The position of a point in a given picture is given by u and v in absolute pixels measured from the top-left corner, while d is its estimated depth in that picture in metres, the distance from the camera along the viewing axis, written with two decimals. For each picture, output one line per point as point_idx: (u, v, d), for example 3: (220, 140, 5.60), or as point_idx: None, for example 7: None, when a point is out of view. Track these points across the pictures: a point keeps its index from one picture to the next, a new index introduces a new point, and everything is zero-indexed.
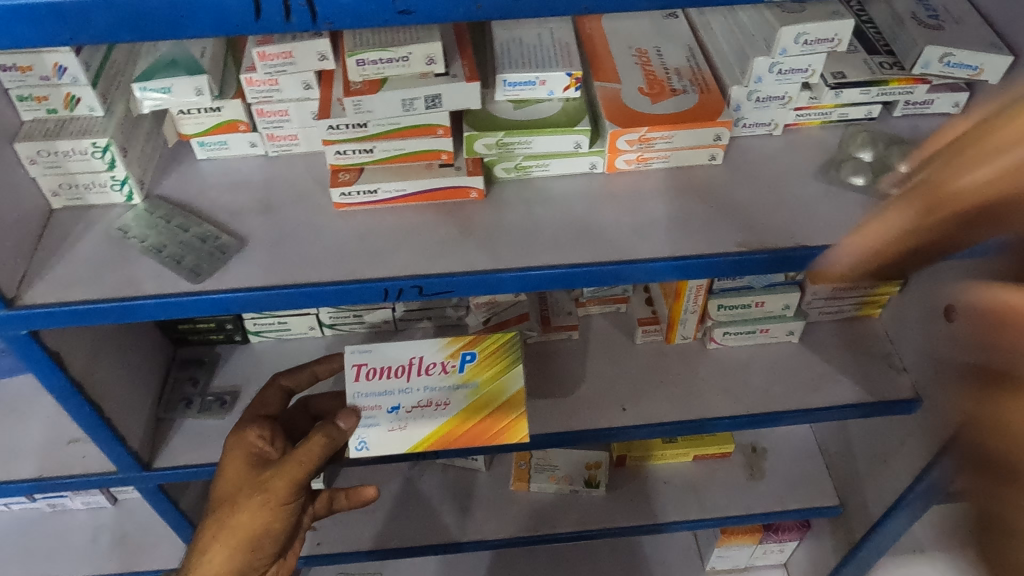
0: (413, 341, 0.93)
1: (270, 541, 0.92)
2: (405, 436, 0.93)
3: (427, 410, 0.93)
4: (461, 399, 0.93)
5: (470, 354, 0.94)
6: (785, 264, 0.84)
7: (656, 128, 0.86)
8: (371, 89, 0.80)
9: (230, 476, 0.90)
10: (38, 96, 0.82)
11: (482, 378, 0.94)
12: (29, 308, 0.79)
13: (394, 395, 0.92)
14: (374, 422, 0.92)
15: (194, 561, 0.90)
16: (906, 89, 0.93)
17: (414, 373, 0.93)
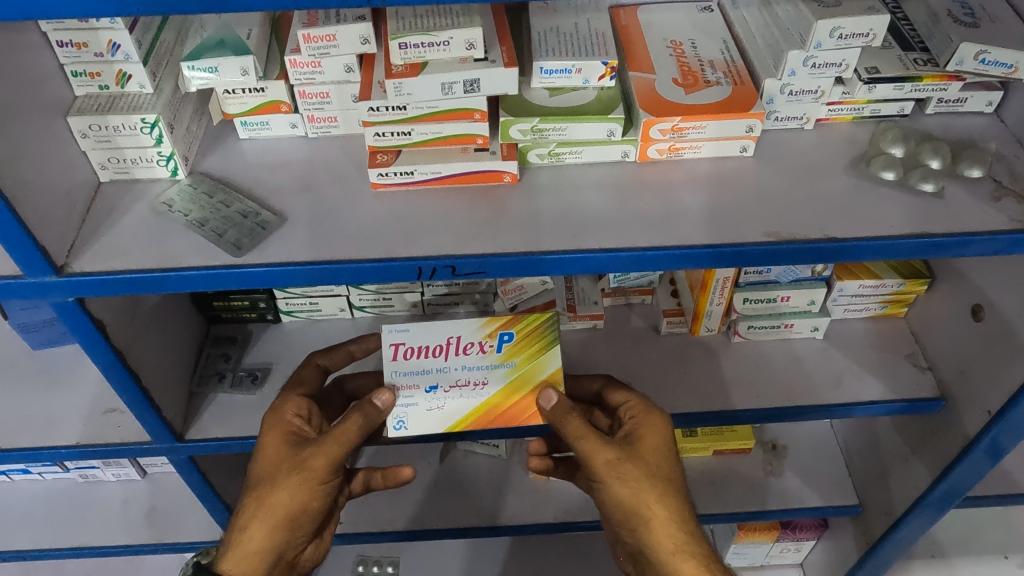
0: (450, 322, 0.97)
1: (309, 520, 0.97)
2: (442, 415, 0.97)
3: (464, 389, 0.97)
4: (498, 379, 0.97)
5: (508, 334, 0.97)
6: (814, 255, 0.85)
7: (689, 118, 0.88)
8: (411, 72, 0.83)
9: (270, 455, 0.96)
10: (92, 72, 0.85)
11: (520, 358, 0.97)
12: (77, 276, 0.82)
13: (432, 374, 0.95)
14: (412, 402, 0.96)
15: (236, 537, 0.95)
16: (939, 86, 0.94)
17: (452, 352, 0.96)
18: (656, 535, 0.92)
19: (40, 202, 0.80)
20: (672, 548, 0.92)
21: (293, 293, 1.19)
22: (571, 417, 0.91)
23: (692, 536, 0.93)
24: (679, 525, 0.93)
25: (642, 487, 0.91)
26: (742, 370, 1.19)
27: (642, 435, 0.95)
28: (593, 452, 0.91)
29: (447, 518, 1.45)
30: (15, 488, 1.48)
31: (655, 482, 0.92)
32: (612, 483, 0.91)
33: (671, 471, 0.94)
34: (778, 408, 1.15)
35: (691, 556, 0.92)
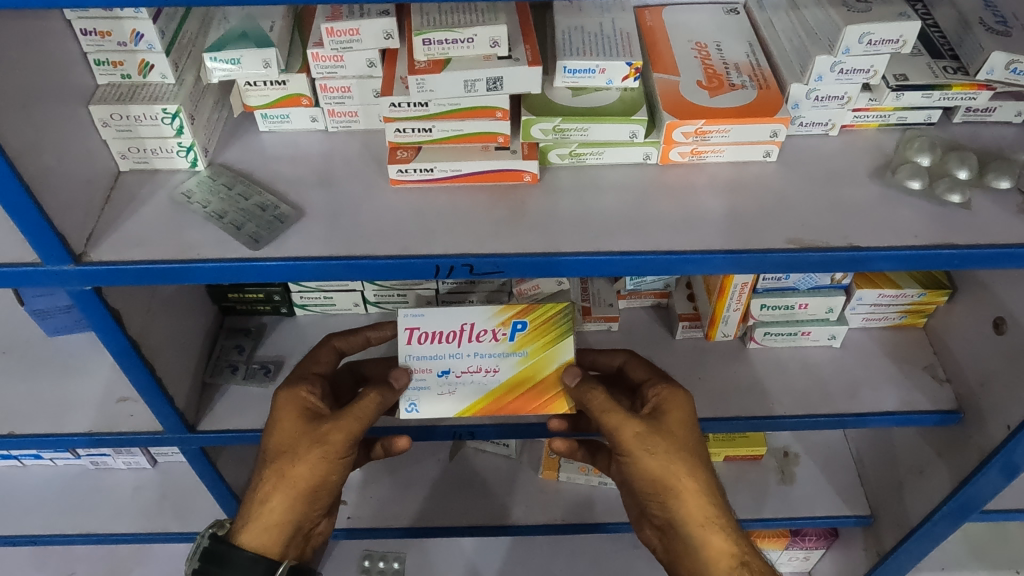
0: (464, 308, 0.96)
1: (326, 494, 0.98)
2: (454, 399, 0.99)
3: (475, 375, 0.98)
4: (509, 368, 0.98)
5: (521, 323, 0.96)
6: (837, 263, 0.84)
7: (713, 121, 0.86)
8: (434, 69, 0.82)
9: (287, 428, 0.96)
10: (114, 61, 0.85)
11: (532, 347, 0.97)
12: (94, 265, 0.81)
13: (444, 360, 0.97)
14: (424, 384, 0.98)
15: (257, 510, 0.97)
16: (968, 95, 0.92)
17: (465, 339, 0.96)
18: (687, 507, 0.94)
19: (60, 190, 0.80)
20: (702, 522, 0.94)
21: (307, 287, 1.19)
22: (595, 391, 0.93)
23: (720, 510, 0.95)
24: (707, 497, 0.95)
25: (671, 460, 0.93)
26: (757, 377, 1.18)
27: (668, 410, 0.96)
28: (621, 425, 0.93)
29: (455, 516, 1.45)
30: (27, 473, 1.49)
31: (683, 455, 0.94)
32: (642, 455, 0.93)
33: (698, 444, 0.96)
34: (792, 417, 1.14)
35: (720, 529, 0.94)
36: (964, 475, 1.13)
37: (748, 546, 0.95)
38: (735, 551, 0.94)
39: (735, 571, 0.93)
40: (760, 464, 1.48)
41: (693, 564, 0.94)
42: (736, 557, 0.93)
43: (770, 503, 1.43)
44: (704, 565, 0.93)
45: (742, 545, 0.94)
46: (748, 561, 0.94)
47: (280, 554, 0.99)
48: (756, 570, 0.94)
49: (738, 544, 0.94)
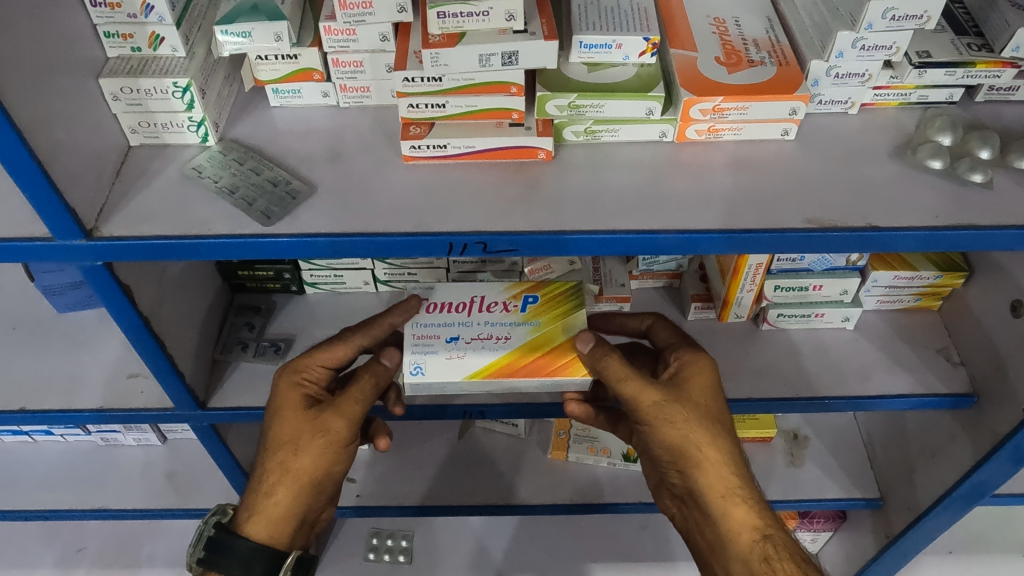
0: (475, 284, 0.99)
1: (329, 484, 1.01)
2: (462, 363, 0.93)
3: (486, 342, 0.95)
4: (522, 335, 0.95)
5: (533, 296, 0.99)
6: (855, 243, 0.83)
7: (731, 98, 0.85)
8: (449, 42, 0.81)
9: (289, 419, 0.97)
10: (124, 33, 0.84)
11: (545, 317, 0.97)
12: (106, 240, 0.81)
13: (454, 326, 0.96)
14: (432, 348, 0.94)
15: (261, 502, 0.98)
16: (992, 73, 0.90)
17: (475, 309, 0.97)
18: (708, 476, 0.94)
19: (71, 163, 0.80)
20: (722, 492, 0.94)
21: (317, 265, 1.18)
22: (610, 358, 0.90)
23: (744, 481, 0.95)
24: (729, 467, 0.94)
25: (692, 429, 0.93)
26: (769, 359, 1.18)
27: (689, 376, 0.95)
28: (639, 393, 0.91)
29: (463, 495, 1.45)
30: (37, 449, 1.50)
31: (704, 423, 0.94)
32: (661, 424, 0.92)
33: (721, 413, 0.95)
34: (804, 398, 1.13)
35: (742, 500, 0.94)
36: (977, 458, 1.13)
37: (770, 518, 0.94)
38: (757, 524, 0.93)
39: (755, 544, 0.93)
40: (770, 446, 1.48)
41: (714, 535, 0.94)
42: (758, 531, 0.93)
43: (779, 484, 1.43)
44: (726, 537, 0.93)
45: (766, 518, 0.94)
46: (771, 535, 0.93)
47: (287, 545, 1.00)
48: (780, 544, 0.92)
49: (761, 518, 0.94)
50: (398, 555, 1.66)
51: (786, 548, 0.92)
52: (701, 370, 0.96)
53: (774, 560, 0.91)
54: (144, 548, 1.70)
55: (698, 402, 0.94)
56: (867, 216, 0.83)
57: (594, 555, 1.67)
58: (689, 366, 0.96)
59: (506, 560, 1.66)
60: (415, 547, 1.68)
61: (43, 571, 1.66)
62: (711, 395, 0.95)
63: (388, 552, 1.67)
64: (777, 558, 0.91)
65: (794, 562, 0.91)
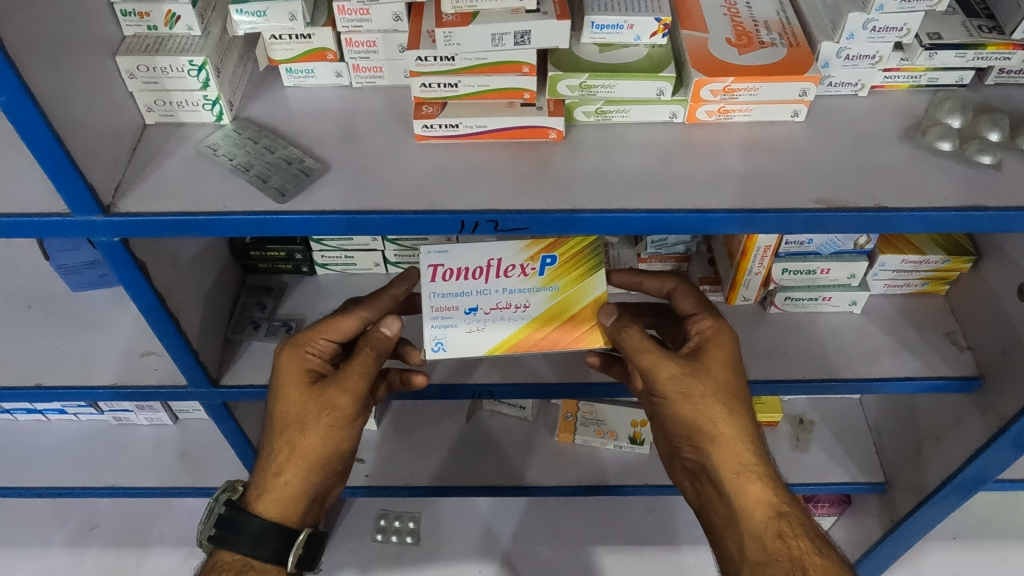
0: (491, 244, 0.96)
1: (338, 462, 1.02)
2: (483, 338, 0.96)
3: (506, 313, 0.96)
4: (541, 301, 0.97)
5: (550, 257, 0.97)
6: (863, 224, 0.84)
7: (742, 79, 0.86)
8: (462, 22, 0.81)
9: (294, 397, 0.98)
10: (141, 12, 0.85)
11: (562, 281, 0.97)
12: (124, 216, 0.82)
13: (472, 296, 0.96)
14: (452, 321, 0.96)
15: (270, 481, 0.99)
16: (1002, 55, 0.91)
17: (492, 274, 0.96)
18: (723, 452, 0.95)
19: (89, 139, 0.81)
20: (736, 468, 0.95)
21: (329, 245, 1.19)
22: (631, 329, 0.94)
23: (759, 457, 0.96)
24: (745, 443, 0.96)
25: (707, 403, 0.94)
26: (777, 342, 1.18)
27: (709, 351, 0.97)
28: (656, 365, 0.95)
29: (470, 477, 1.46)
30: (51, 427, 1.52)
31: (720, 399, 0.95)
32: (677, 397, 0.95)
33: (739, 389, 0.97)
34: (811, 381, 1.14)
35: (757, 477, 0.95)
36: (983, 441, 1.13)
37: (784, 493, 0.95)
38: (772, 502, 0.94)
39: (770, 521, 0.93)
40: (776, 431, 1.48)
41: (726, 512, 0.95)
42: (772, 508, 0.94)
43: (785, 469, 1.43)
44: (739, 515, 0.94)
45: (781, 495, 0.95)
46: (785, 512, 0.94)
47: (298, 524, 1.01)
48: (795, 522, 0.93)
49: (776, 495, 0.94)
50: (405, 536, 1.68)
51: (801, 525, 0.93)
52: (719, 347, 0.97)
53: (789, 537, 0.91)
54: (155, 527, 1.72)
55: (716, 376, 0.96)
56: (875, 197, 0.84)
57: (599, 538, 1.68)
58: (709, 341, 0.98)
59: (512, 542, 1.67)
60: (423, 529, 1.69)
61: (55, 547, 1.69)
62: (730, 370, 0.97)
63: (395, 533, 1.68)
64: (792, 535, 0.92)
65: (809, 540, 0.91)
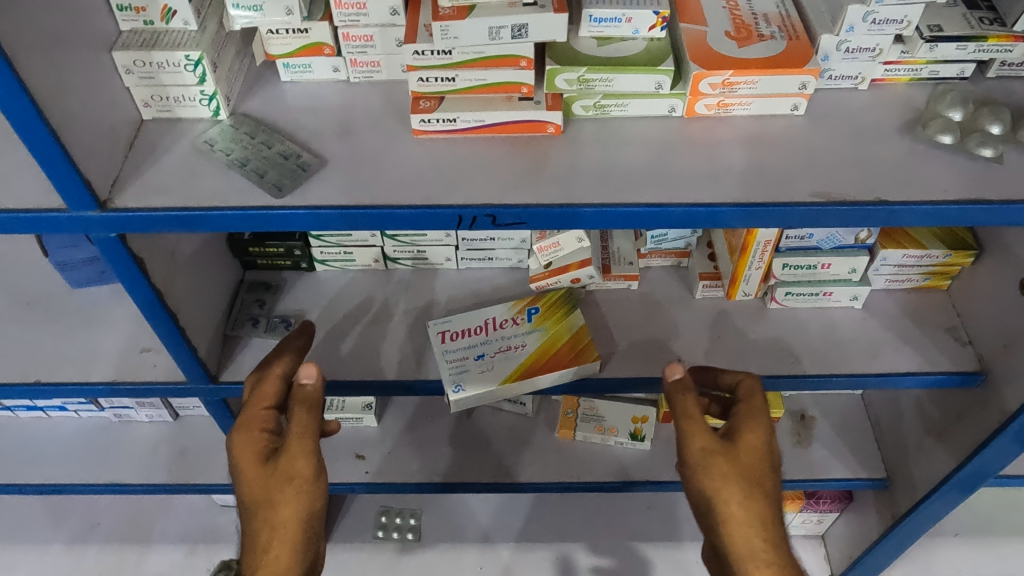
0: (484, 309, 1.15)
1: (320, 526, 0.92)
2: (494, 373, 1.09)
3: (509, 353, 1.11)
4: (535, 342, 1.12)
5: (534, 309, 1.15)
6: (863, 218, 0.83)
7: (741, 72, 0.85)
8: (459, 15, 0.81)
9: (248, 479, 0.92)
10: (137, 7, 0.85)
11: (549, 323, 1.14)
12: (121, 212, 0.82)
13: (478, 347, 1.12)
14: (465, 367, 1.10)
15: (257, 562, 0.89)
16: (1004, 48, 0.90)
17: (492, 328, 1.13)
18: (732, 538, 0.88)
19: (84, 134, 0.81)
20: (749, 556, 0.87)
21: (327, 242, 1.19)
22: (686, 394, 0.92)
23: (772, 545, 0.87)
24: (756, 529, 0.88)
25: (724, 484, 0.89)
26: (778, 337, 1.18)
27: (746, 432, 0.92)
28: (693, 437, 0.91)
29: (470, 474, 1.46)
30: (51, 425, 1.52)
31: (743, 482, 0.89)
32: (700, 472, 0.90)
33: (764, 476, 0.90)
34: (812, 376, 1.13)
35: (765, 564, 0.87)
36: (985, 436, 1.13)
37: None
38: None
39: None
40: (777, 427, 1.47)
41: None
42: None
43: (786, 465, 1.43)
44: None
45: None
46: None
47: None
48: None
49: None
50: (406, 533, 1.68)
51: None
52: (754, 423, 0.93)
53: None
54: (156, 524, 1.72)
55: (747, 452, 0.91)
56: (876, 191, 0.83)
57: (600, 534, 1.68)
58: (746, 418, 0.93)
59: (513, 539, 1.67)
60: (423, 526, 1.69)
61: (57, 544, 1.69)
62: (762, 450, 0.92)
63: (396, 530, 1.68)
64: None
65: None
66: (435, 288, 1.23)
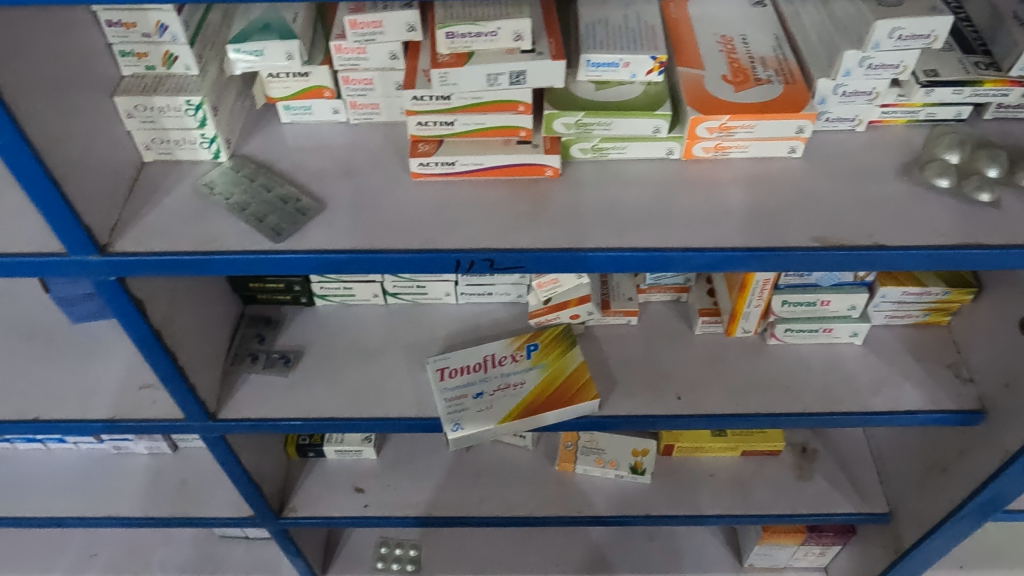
0: (484, 345, 1.16)
1: None
2: (492, 412, 1.09)
3: (507, 391, 1.11)
4: (534, 379, 1.12)
5: (534, 345, 1.15)
6: (862, 262, 0.83)
7: (738, 117, 0.85)
8: (457, 62, 0.81)
9: None
10: (139, 52, 0.85)
11: (548, 360, 1.14)
12: (121, 256, 0.82)
13: (477, 384, 1.12)
14: (463, 406, 1.10)
15: None
16: (1000, 92, 0.90)
17: (490, 365, 1.14)
18: None
19: (86, 179, 0.81)
20: None
21: (328, 277, 1.19)
22: None
23: None
24: None
25: None
26: (779, 374, 1.17)
27: None
28: None
29: (470, 507, 1.45)
30: (51, 456, 1.52)
31: None
32: None
33: None
34: (813, 414, 1.13)
35: None
36: (988, 474, 1.12)
37: None
38: None
39: None
40: (779, 459, 1.47)
41: None
42: None
43: (788, 498, 1.42)
44: None
45: None
46: None
47: None
48: None
49: None
50: (406, 564, 1.67)
51: None
52: None
53: None
54: (154, 555, 1.71)
55: None
56: (874, 235, 0.83)
57: (601, 566, 1.67)
58: None
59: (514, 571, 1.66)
60: (423, 557, 1.68)
61: (56, 575, 1.69)
62: None
63: (396, 561, 1.67)
64: None
65: None
66: (435, 324, 1.23)
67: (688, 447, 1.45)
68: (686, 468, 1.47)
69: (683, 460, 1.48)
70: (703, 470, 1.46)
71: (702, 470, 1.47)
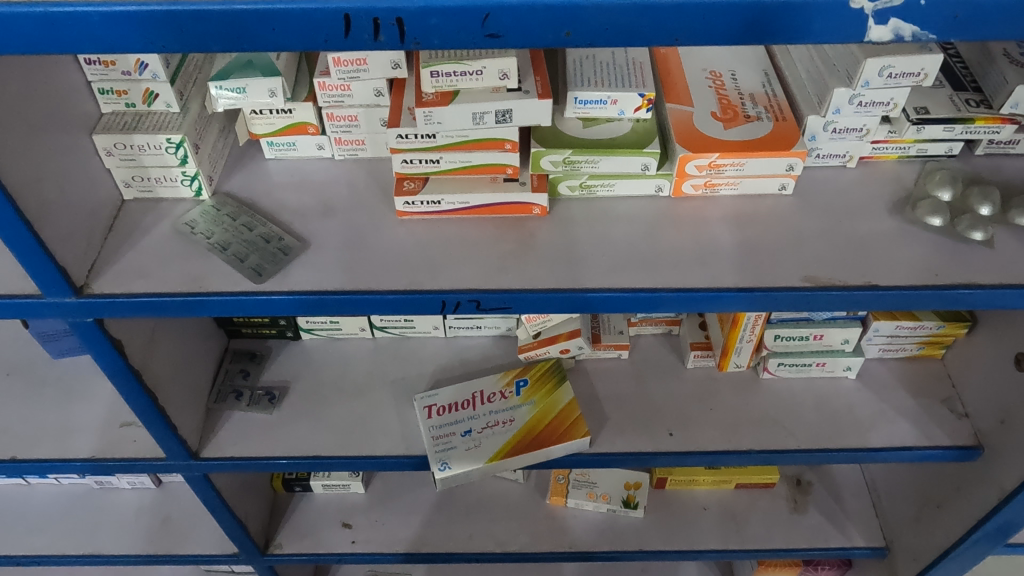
0: (473, 381, 1.14)
1: None
2: (480, 451, 1.06)
3: (495, 429, 1.08)
4: (523, 417, 1.09)
5: (523, 381, 1.14)
6: (855, 302, 0.81)
7: (727, 155, 0.84)
8: (442, 101, 0.80)
9: None
10: (119, 90, 0.83)
11: (537, 396, 1.12)
12: (98, 298, 0.80)
13: (464, 422, 1.09)
14: (451, 444, 1.07)
15: None
16: (992, 129, 0.89)
17: (479, 402, 1.12)
18: None
19: (62, 220, 0.79)
20: None
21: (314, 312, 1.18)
22: None
23: None
24: None
25: None
26: (772, 409, 1.15)
27: None
28: None
29: (459, 543, 1.42)
30: (32, 492, 1.48)
31: None
32: None
33: None
34: (807, 450, 1.11)
35: None
36: (985, 512, 1.10)
37: None
38: None
39: None
40: (772, 492, 1.45)
41: None
42: None
43: (783, 533, 1.40)
44: None
45: None
46: None
47: None
48: None
49: None
50: None
51: None
52: None
53: None
54: None
55: None
56: (867, 274, 0.82)
57: None
58: None
59: None
60: None
61: None
62: None
63: None
64: None
65: None
66: (422, 358, 1.21)
67: (681, 480, 1.43)
68: (679, 501, 1.45)
69: (676, 494, 1.46)
70: (696, 503, 1.44)
71: (695, 503, 1.44)
